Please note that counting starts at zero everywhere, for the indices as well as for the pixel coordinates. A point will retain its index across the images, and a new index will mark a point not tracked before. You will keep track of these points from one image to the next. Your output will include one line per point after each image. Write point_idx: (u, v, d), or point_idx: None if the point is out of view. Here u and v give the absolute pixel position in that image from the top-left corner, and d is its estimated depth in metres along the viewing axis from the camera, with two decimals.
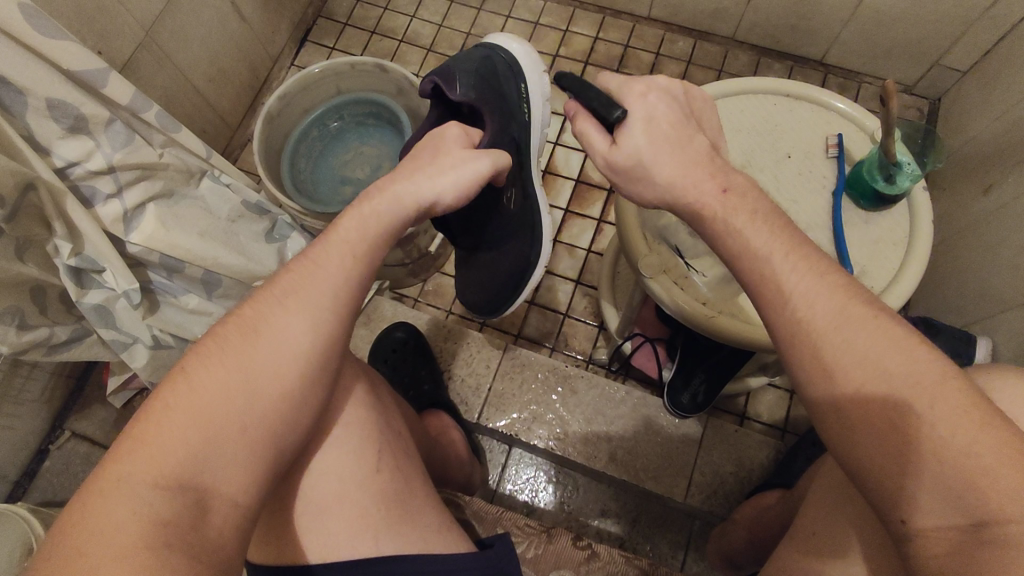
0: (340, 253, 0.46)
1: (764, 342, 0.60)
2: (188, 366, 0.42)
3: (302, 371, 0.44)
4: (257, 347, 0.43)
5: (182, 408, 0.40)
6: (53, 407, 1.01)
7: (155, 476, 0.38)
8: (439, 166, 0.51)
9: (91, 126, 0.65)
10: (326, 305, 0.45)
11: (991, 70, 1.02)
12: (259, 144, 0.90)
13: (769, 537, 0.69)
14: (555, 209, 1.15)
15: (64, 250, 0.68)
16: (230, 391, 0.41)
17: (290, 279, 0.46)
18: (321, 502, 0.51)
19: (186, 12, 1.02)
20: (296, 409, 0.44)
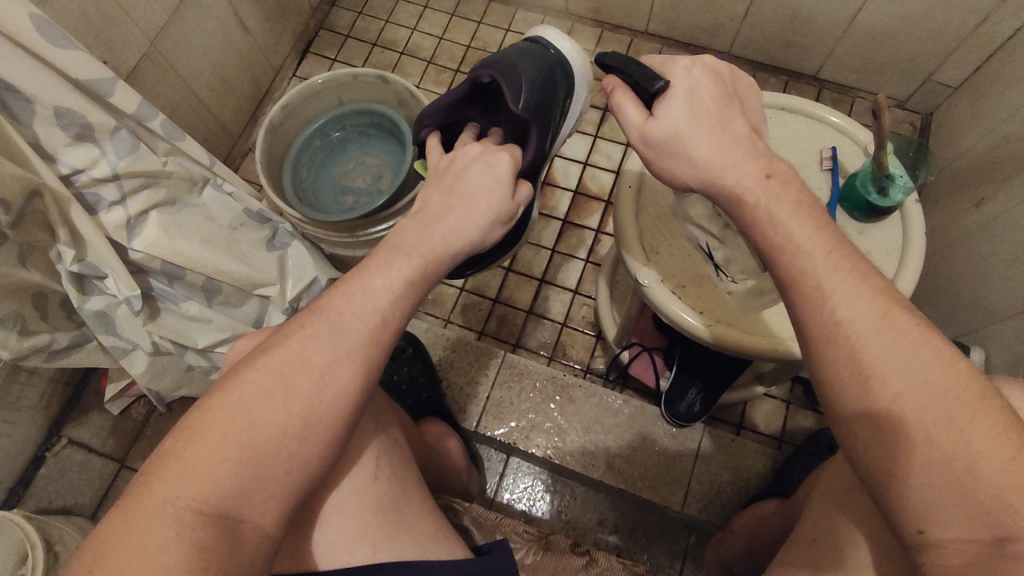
0: (390, 288, 0.45)
1: (762, 350, 0.61)
2: (224, 390, 0.41)
3: (341, 402, 0.43)
4: (295, 377, 0.42)
5: (218, 438, 0.40)
6: (50, 414, 1.01)
7: (194, 500, 0.38)
8: (491, 190, 0.50)
9: (97, 134, 0.66)
10: (371, 339, 0.44)
11: (981, 86, 1.04)
12: (261, 153, 0.91)
13: (767, 547, 0.69)
14: (553, 219, 1.16)
15: (67, 256, 0.69)
16: (269, 419, 0.41)
17: (336, 307, 0.44)
18: (325, 507, 0.51)
19: (190, 23, 1.03)
20: (331, 440, 0.43)
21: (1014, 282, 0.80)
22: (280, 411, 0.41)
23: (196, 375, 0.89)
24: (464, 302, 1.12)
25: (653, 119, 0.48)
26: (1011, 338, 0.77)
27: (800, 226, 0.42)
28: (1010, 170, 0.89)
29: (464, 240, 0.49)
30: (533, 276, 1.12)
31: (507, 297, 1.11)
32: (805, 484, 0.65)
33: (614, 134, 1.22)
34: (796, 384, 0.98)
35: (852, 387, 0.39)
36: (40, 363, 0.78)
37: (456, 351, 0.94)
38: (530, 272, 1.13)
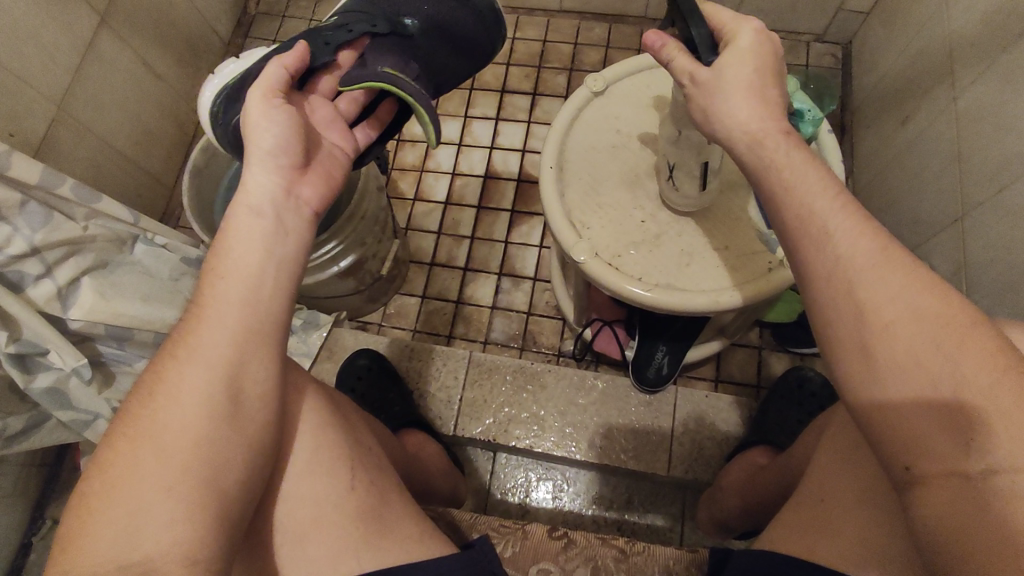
0: (214, 287, 0.47)
1: (711, 305, 0.61)
2: (101, 456, 0.42)
3: (208, 412, 0.43)
4: (157, 407, 0.43)
5: (102, 490, 0.41)
6: (31, 498, 0.99)
7: (92, 560, 0.38)
8: (253, 151, 0.50)
9: (5, 212, 0.64)
10: (219, 341, 0.45)
11: (890, 7, 1.05)
12: (189, 200, 0.88)
13: (763, 499, 0.70)
14: (500, 211, 1.16)
15: (1, 339, 0.66)
16: (145, 459, 0.41)
17: (179, 336, 0.46)
18: (300, 530, 0.50)
19: (97, 80, 1.01)
20: (219, 449, 0.43)
21: (948, 192, 0.81)
22: (154, 441, 0.42)
23: None
24: (427, 309, 1.11)
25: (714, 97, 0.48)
26: (952, 247, 0.79)
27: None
28: (926, 85, 0.90)
29: (271, 190, 0.49)
30: (491, 271, 1.12)
31: (468, 296, 1.11)
32: (806, 435, 0.63)
33: (547, 117, 1.22)
34: (763, 329, 0.99)
35: (845, 328, 0.41)
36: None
37: (424, 360, 0.93)
38: (487, 267, 1.13)
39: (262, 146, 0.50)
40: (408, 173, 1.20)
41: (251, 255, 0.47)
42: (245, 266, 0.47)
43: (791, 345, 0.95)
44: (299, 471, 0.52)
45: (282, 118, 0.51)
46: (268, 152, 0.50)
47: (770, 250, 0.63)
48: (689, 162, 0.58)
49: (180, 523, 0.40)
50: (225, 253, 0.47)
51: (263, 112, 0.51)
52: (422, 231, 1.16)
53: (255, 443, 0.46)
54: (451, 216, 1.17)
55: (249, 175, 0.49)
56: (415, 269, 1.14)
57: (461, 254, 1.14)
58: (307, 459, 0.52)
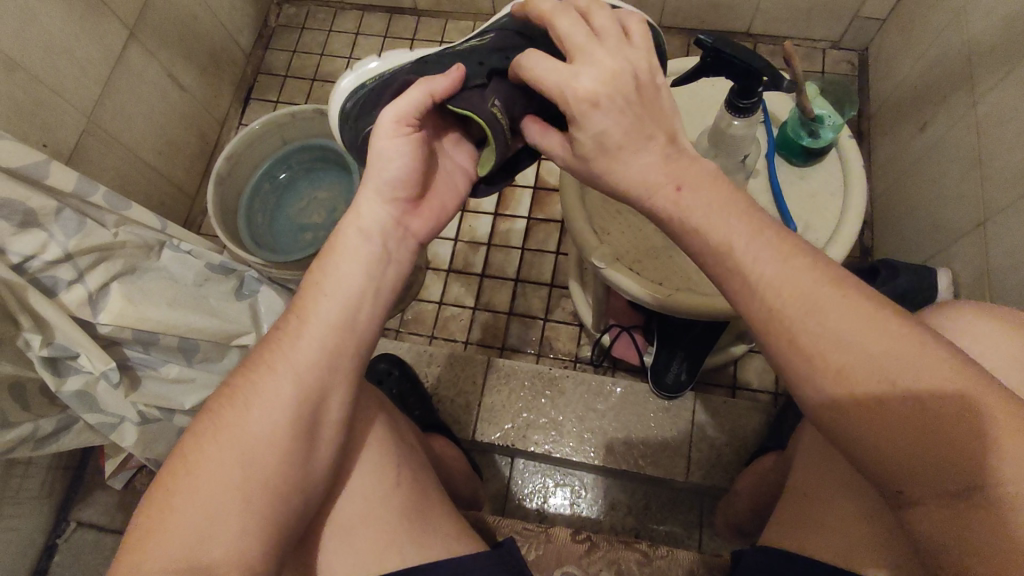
0: (320, 304, 0.46)
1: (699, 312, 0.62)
2: (181, 452, 0.43)
3: (294, 424, 0.44)
4: (235, 413, 0.44)
5: (179, 492, 0.42)
6: (57, 499, 1.01)
7: (166, 558, 0.40)
8: (370, 172, 0.48)
9: (41, 219, 0.66)
10: (313, 357, 0.46)
11: (906, 14, 1.05)
12: (213, 207, 0.89)
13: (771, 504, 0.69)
14: (517, 218, 1.17)
15: (35, 342, 0.68)
16: (228, 464, 0.43)
17: (275, 344, 0.47)
18: (347, 525, 0.51)
19: (125, 91, 1.03)
20: (296, 460, 0.45)
21: (967, 198, 0.82)
22: (233, 443, 0.43)
23: None
24: (445, 315, 1.12)
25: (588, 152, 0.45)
26: (973, 252, 0.78)
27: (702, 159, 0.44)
28: (945, 91, 0.90)
29: (382, 220, 0.48)
30: (508, 278, 1.13)
31: (485, 302, 1.12)
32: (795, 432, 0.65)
33: None
34: None
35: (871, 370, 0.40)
36: (30, 452, 0.78)
37: (443, 365, 0.93)
38: (504, 273, 1.13)
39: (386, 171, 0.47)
40: None
41: (352, 283, 0.47)
42: (344, 290, 0.47)
43: None
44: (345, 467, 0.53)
45: (408, 151, 0.47)
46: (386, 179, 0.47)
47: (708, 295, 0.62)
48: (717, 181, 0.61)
49: (244, 524, 0.42)
50: (331, 270, 0.47)
51: (389, 142, 0.47)
52: (440, 238, 1.17)
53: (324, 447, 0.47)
54: (468, 223, 1.18)
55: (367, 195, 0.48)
56: (433, 276, 1.15)
57: (478, 261, 1.15)
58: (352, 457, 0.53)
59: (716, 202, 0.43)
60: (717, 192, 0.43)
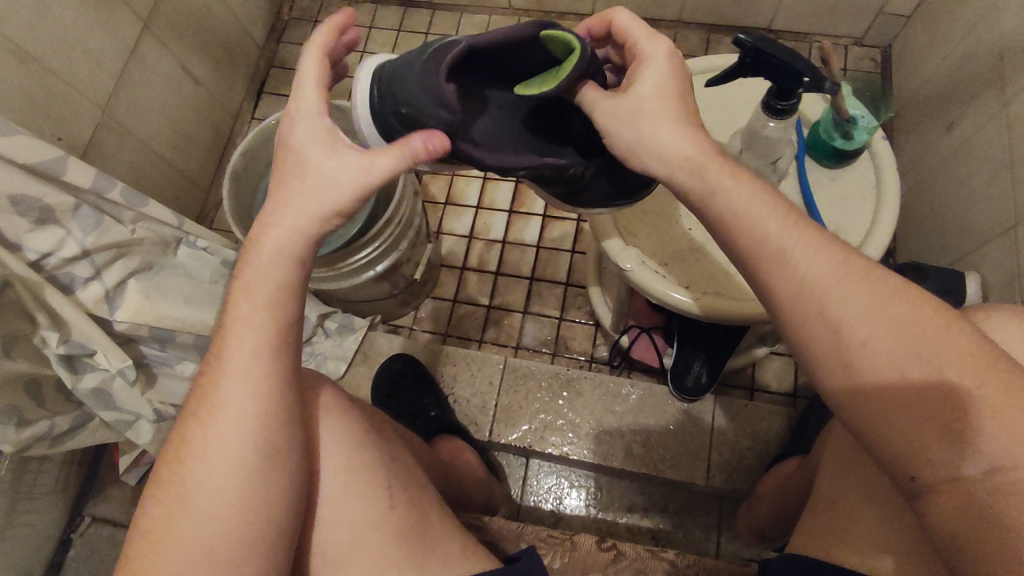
0: (248, 331, 0.44)
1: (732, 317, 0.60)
2: (156, 491, 0.44)
3: (245, 453, 0.44)
4: (188, 470, 0.44)
5: (146, 549, 0.43)
6: (70, 495, 1.01)
7: None
8: (305, 190, 0.42)
9: (58, 216, 0.65)
10: (250, 383, 0.44)
11: (933, 10, 1.03)
12: (229, 204, 0.88)
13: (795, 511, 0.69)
14: (532, 215, 1.16)
15: (52, 339, 0.68)
16: (192, 501, 0.43)
17: (213, 370, 0.45)
18: (337, 552, 0.51)
19: (139, 84, 1.02)
20: (262, 487, 0.44)
21: (998, 201, 0.80)
22: (189, 504, 0.43)
23: None
24: (459, 313, 1.11)
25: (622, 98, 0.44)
26: (1003, 255, 0.77)
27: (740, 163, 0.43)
28: (974, 90, 0.88)
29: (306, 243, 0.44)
30: (523, 276, 1.12)
31: (500, 301, 1.11)
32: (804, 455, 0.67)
33: None
34: None
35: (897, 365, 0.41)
36: (47, 450, 0.78)
37: (459, 365, 0.92)
38: (519, 272, 1.12)
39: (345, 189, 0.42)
40: (440, 177, 1.21)
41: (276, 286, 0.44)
42: (278, 289, 0.44)
43: None
44: (330, 492, 0.51)
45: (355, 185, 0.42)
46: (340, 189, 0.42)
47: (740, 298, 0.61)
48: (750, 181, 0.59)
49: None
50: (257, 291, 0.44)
51: (335, 171, 0.42)
52: (454, 235, 1.16)
53: (285, 487, 0.46)
54: (482, 220, 1.17)
55: (325, 194, 0.42)
56: (447, 273, 1.14)
57: (492, 259, 1.14)
58: (339, 482, 0.52)
59: (752, 208, 0.42)
60: (755, 197, 0.42)
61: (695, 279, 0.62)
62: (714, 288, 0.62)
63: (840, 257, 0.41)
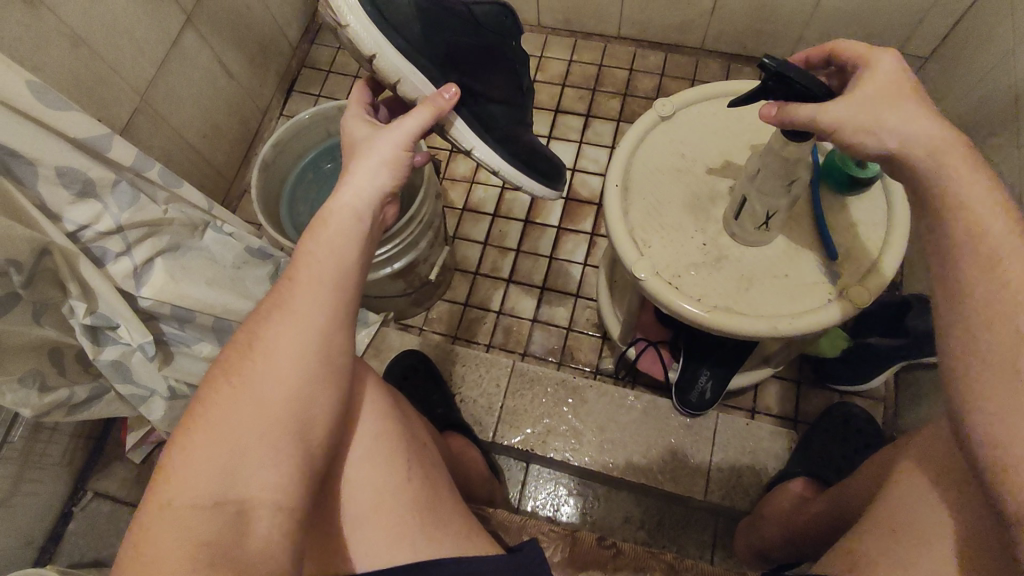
0: (318, 260, 0.48)
1: (743, 332, 0.61)
2: (200, 405, 0.44)
3: (301, 371, 0.45)
4: (258, 361, 0.45)
5: (203, 428, 0.43)
6: (75, 468, 1.03)
7: (190, 501, 0.41)
8: (365, 155, 0.52)
9: (98, 190, 0.67)
10: (315, 307, 0.47)
11: (950, 54, 1.06)
12: (257, 193, 0.90)
13: (812, 537, 0.68)
14: (547, 227, 1.18)
15: (79, 309, 0.70)
16: (244, 412, 0.44)
17: (275, 297, 0.48)
18: (359, 516, 0.51)
19: (177, 74, 1.06)
20: (308, 410, 0.46)
21: None
22: (256, 392, 0.44)
23: None
24: (469, 317, 1.13)
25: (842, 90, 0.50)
26: None
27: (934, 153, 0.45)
28: (987, 132, 0.91)
29: (370, 196, 0.52)
30: (534, 285, 1.14)
31: (510, 308, 1.13)
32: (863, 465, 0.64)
33: (599, 139, 1.24)
34: (805, 363, 0.99)
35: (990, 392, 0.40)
36: (63, 418, 0.79)
37: (468, 365, 0.94)
38: (531, 280, 1.14)
39: (389, 149, 0.52)
40: (459, 184, 1.24)
41: (348, 231, 0.50)
42: (345, 234, 0.50)
43: (833, 382, 0.94)
44: (360, 454, 0.53)
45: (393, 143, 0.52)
46: (391, 152, 0.52)
47: (753, 313, 0.62)
48: (757, 204, 0.61)
49: (274, 473, 0.43)
50: (321, 233, 0.49)
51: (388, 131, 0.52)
52: (470, 240, 1.19)
53: (325, 413, 0.47)
54: (498, 228, 1.19)
55: (370, 150, 0.52)
56: (460, 278, 1.16)
57: (505, 266, 1.16)
58: (363, 449, 0.53)
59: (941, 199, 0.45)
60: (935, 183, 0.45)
61: (708, 291, 0.64)
62: (728, 301, 0.63)
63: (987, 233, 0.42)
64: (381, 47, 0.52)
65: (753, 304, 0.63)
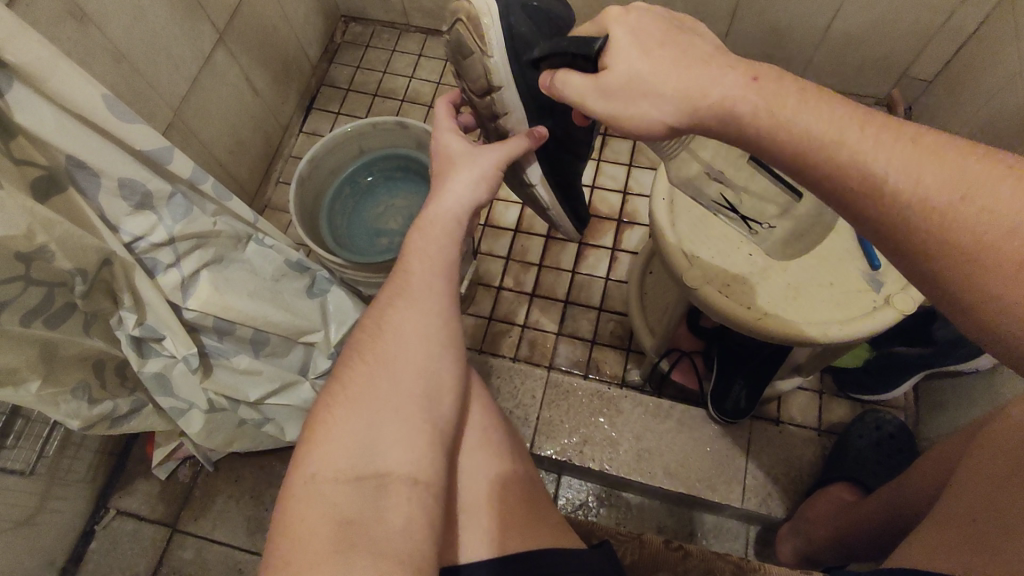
0: (436, 251, 0.52)
1: (802, 337, 0.63)
2: (339, 383, 0.48)
3: (427, 352, 0.49)
4: (388, 344, 0.49)
5: (343, 404, 0.47)
6: (97, 486, 1.01)
7: (335, 473, 0.44)
8: (467, 163, 0.54)
9: (154, 202, 0.67)
10: (437, 294, 0.51)
11: (953, 78, 1.12)
12: (295, 207, 0.92)
13: (859, 534, 0.71)
14: (569, 242, 1.20)
15: (129, 320, 0.71)
16: (378, 388, 0.47)
17: (398, 283, 0.52)
18: (473, 504, 0.53)
19: (208, 90, 1.07)
20: (434, 388, 0.49)
21: None
22: (389, 375, 0.48)
23: (248, 429, 0.93)
24: (494, 330, 1.14)
25: (604, 74, 0.47)
26: None
27: (778, 92, 0.42)
28: (997, 150, 0.95)
29: (476, 200, 0.54)
30: (558, 299, 1.16)
31: (535, 321, 1.14)
32: (924, 459, 0.64)
33: (616, 157, 1.27)
34: (825, 373, 0.98)
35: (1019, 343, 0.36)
36: (103, 431, 0.79)
37: (502, 377, 0.95)
38: (554, 294, 1.16)
39: (490, 161, 0.54)
40: None
41: (455, 233, 0.53)
42: (450, 240, 0.53)
43: (859, 392, 0.94)
44: (471, 444, 0.56)
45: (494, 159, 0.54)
46: (490, 167, 0.54)
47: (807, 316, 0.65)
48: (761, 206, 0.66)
49: (410, 447, 0.46)
50: (432, 228, 0.53)
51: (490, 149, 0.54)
52: (493, 255, 1.20)
53: (450, 392, 0.50)
54: (520, 243, 1.21)
55: (472, 161, 0.54)
56: (484, 292, 1.18)
57: (529, 281, 1.18)
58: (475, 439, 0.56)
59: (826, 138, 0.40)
60: (810, 126, 0.41)
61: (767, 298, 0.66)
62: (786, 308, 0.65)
63: (927, 147, 0.38)
64: (507, 83, 0.53)
65: (806, 310, 0.65)
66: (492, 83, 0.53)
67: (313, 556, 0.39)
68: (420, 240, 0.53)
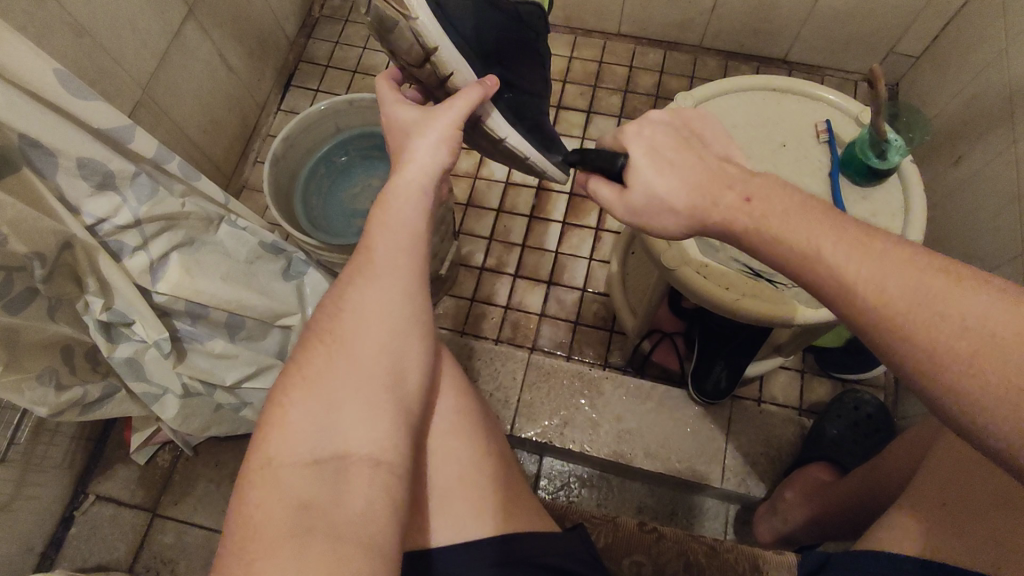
0: (398, 223, 0.50)
1: (779, 318, 0.63)
2: (298, 365, 0.47)
3: (389, 328, 0.48)
4: (347, 322, 0.48)
5: (302, 385, 0.46)
6: (75, 472, 1.00)
7: (294, 458, 0.43)
8: (422, 130, 0.52)
9: (117, 182, 0.64)
10: (400, 268, 0.49)
11: (941, 53, 1.10)
12: (269, 187, 0.89)
13: (835, 513, 0.72)
14: (552, 222, 1.19)
15: (96, 305, 0.70)
16: (338, 368, 0.46)
17: (359, 258, 0.50)
18: (444, 487, 0.52)
19: (178, 67, 1.04)
20: (396, 364, 0.47)
21: (1005, 231, 0.84)
22: (349, 353, 0.47)
23: (226, 414, 0.92)
24: (476, 311, 1.13)
25: (631, 191, 0.49)
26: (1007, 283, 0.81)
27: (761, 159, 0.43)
28: (982, 127, 0.94)
29: (438, 167, 0.52)
30: (541, 279, 1.15)
31: (518, 303, 1.13)
32: (897, 443, 0.63)
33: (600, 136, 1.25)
34: (807, 352, 0.99)
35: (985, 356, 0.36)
36: (75, 418, 0.79)
37: (483, 360, 0.94)
38: (537, 274, 1.15)
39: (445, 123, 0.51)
40: (462, 179, 1.23)
41: (418, 204, 0.51)
42: (414, 211, 0.51)
43: (838, 371, 0.95)
44: (445, 427, 0.55)
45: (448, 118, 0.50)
46: (447, 131, 0.51)
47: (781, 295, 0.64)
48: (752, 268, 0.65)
49: (372, 428, 0.45)
50: (393, 201, 0.51)
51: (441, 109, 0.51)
52: (475, 236, 1.19)
53: (414, 369, 0.49)
54: (503, 223, 1.19)
55: (426, 126, 0.51)
56: (466, 273, 1.16)
57: (511, 262, 1.16)
58: (451, 420, 0.55)
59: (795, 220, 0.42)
60: (786, 189, 0.42)
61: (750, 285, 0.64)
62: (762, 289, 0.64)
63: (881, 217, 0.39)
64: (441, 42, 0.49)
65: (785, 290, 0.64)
66: (427, 48, 0.49)
67: (268, 544, 0.39)
68: (383, 214, 0.51)
